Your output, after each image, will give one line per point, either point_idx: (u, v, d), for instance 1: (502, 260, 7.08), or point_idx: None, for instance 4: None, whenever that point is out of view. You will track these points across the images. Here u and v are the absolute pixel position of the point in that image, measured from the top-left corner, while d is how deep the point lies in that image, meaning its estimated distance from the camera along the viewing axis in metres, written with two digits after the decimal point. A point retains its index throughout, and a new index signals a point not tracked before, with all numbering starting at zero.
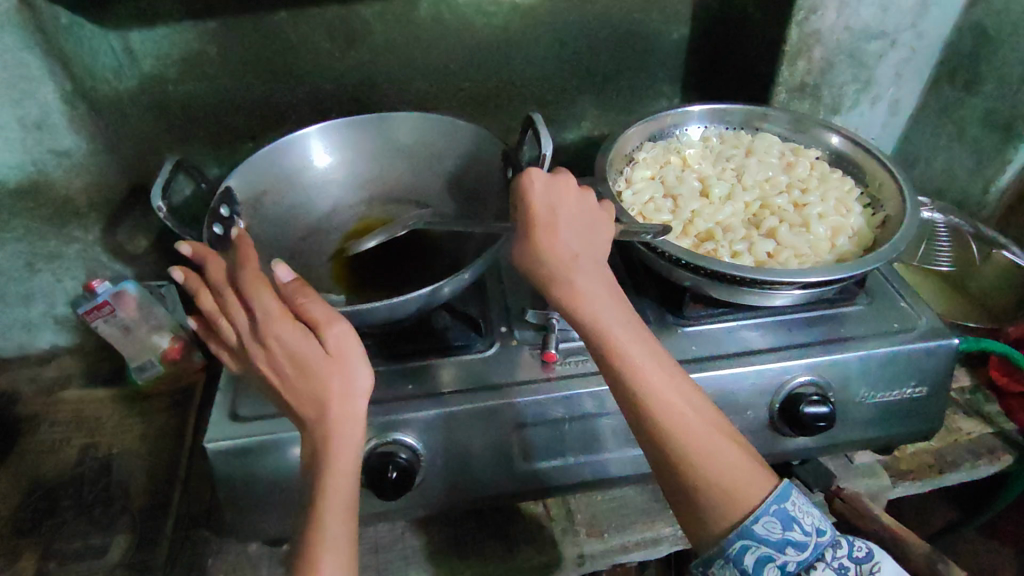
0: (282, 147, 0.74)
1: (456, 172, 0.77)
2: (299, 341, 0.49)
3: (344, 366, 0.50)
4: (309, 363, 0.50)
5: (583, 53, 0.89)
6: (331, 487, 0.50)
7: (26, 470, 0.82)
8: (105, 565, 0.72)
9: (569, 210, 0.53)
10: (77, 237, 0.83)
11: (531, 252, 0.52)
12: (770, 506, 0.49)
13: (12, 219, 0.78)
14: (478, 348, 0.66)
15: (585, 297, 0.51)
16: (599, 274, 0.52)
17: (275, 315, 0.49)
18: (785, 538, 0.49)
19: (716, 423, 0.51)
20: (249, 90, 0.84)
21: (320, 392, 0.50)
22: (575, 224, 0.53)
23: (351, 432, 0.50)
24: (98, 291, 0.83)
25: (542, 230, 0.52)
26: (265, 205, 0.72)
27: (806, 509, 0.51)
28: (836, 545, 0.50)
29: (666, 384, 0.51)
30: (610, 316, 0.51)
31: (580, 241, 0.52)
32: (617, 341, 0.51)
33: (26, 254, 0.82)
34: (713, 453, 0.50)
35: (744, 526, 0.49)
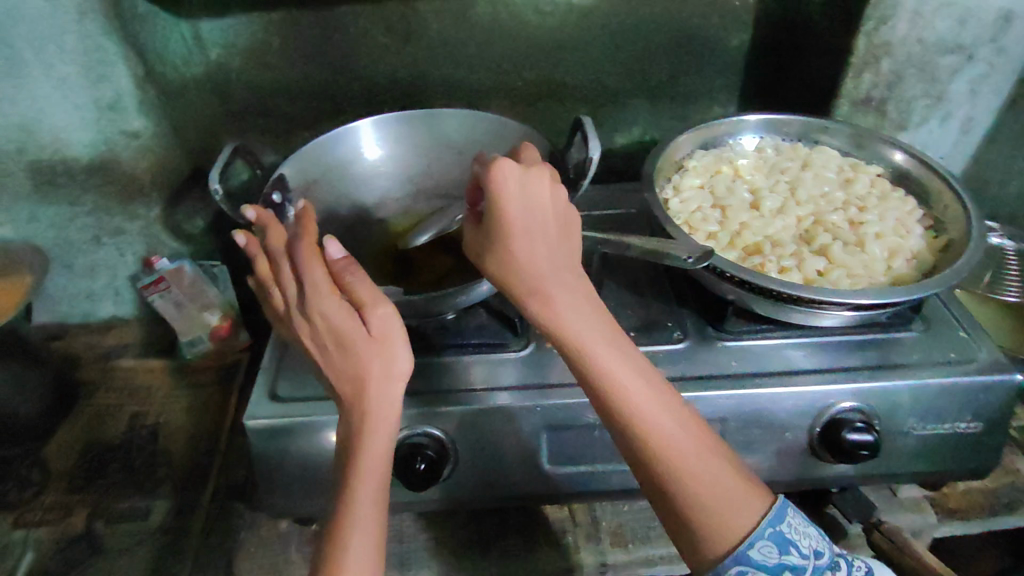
0: (336, 138, 0.76)
1: None
2: (345, 320, 0.50)
3: (387, 348, 0.51)
4: (355, 343, 0.50)
5: (638, 57, 0.87)
6: (361, 473, 0.50)
7: (84, 431, 0.87)
8: (147, 528, 0.76)
9: (544, 213, 0.49)
10: (141, 214, 0.87)
11: (504, 263, 0.49)
12: (764, 531, 0.48)
13: (84, 194, 0.83)
14: (513, 347, 0.66)
15: (562, 313, 0.49)
16: (578, 284, 0.50)
17: (325, 291, 0.50)
18: (781, 563, 0.48)
19: (709, 443, 0.49)
20: (307, 81, 0.87)
21: (360, 371, 0.50)
22: (550, 229, 0.49)
23: (385, 417, 0.51)
24: (158, 267, 0.89)
25: (516, 237, 0.48)
26: (315, 194, 0.74)
27: (802, 530, 0.49)
28: (835, 567, 0.49)
29: (654, 403, 0.49)
30: (591, 331, 0.49)
31: (555, 251, 0.49)
32: (597, 358, 0.49)
33: (94, 227, 0.87)
34: (705, 475, 0.48)
35: (739, 551, 0.47)
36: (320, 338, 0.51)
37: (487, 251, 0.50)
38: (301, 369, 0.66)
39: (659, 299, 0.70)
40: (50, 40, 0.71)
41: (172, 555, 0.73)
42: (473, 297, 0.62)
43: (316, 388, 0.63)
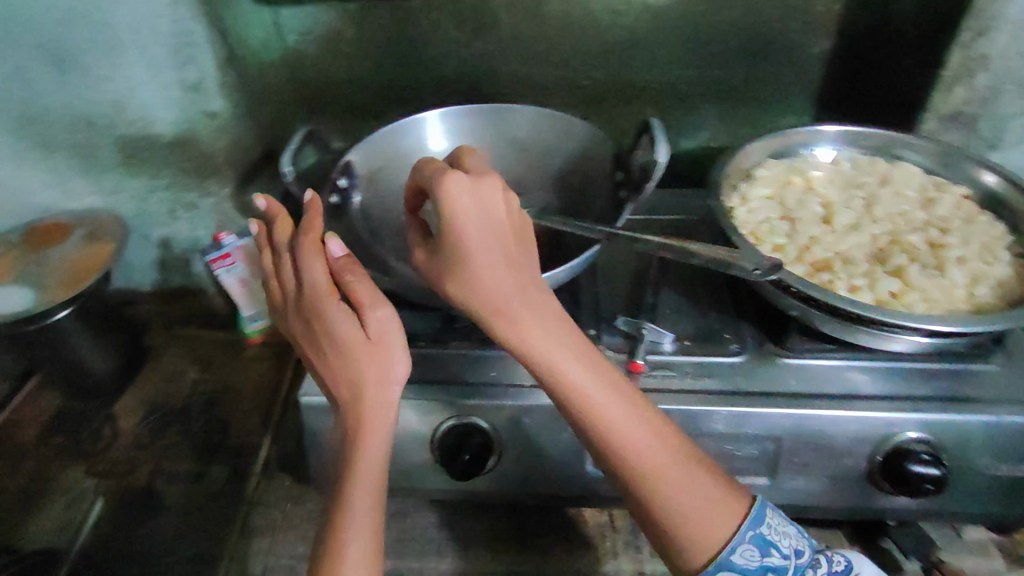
0: (404, 129, 0.78)
1: (564, 170, 0.77)
2: (341, 320, 0.53)
3: (382, 348, 0.53)
4: (353, 344, 0.53)
5: (711, 60, 0.85)
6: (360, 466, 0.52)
7: (149, 394, 0.92)
8: (202, 490, 0.79)
9: (497, 224, 0.49)
10: (214, 191, 0.91)
11: (467, 279, 0.49)
12: (746, 534, 0.47)
13: (164, 168, 0.88)
14: None
15: (529, 330, 0.48)
16: (544, 300, 0.50)
17: (324, 291, 0.55)
18: (762, 565, 0.47)
19: (688, 455, 0.49)
20: (379, 71, 0.88)
21: (355, 374, 0.53)
22: (510, 245, 0.50)
23: (380, 419, 0.52)
24: (225, 242, 0.91)
25: (474, 252, 0.48)
26: (379, 181, 0.76)
27: (781, 530, 0.49)
28: (816, 564, 0.50)
29: (631, 416, 0.48)
30: (561, 348, 0.48)
31: (512, 263, 0.50)
32: (567, 377, 0.48)
33: (170, 201, 0.91)
34: (685, 489, 0.48)
35: (722, 557, 0.47)
36: (318, 338, 0.55)
37: (444, 269, 0.50)
38: None
39: (717, 310, 0.69)
40: (144, 21, 0.75)
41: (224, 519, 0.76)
42: None
43: None
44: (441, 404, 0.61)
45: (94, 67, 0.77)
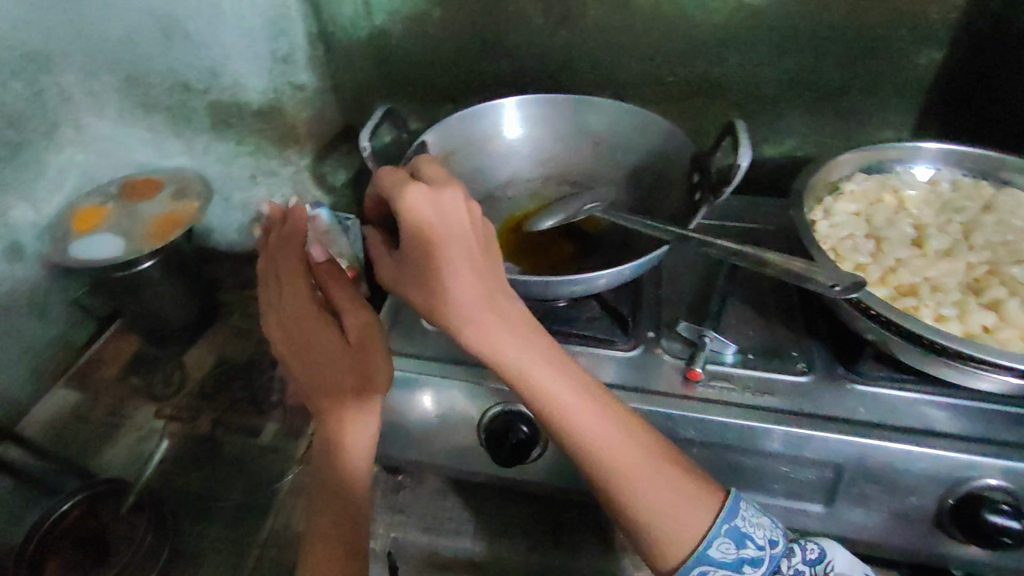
0: (481, 113, 0.78)
1: (638, 167, 0.75)
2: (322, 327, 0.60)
3: (363, 349, 0.58)
4: (336, 345, 0.59)
5: (806, 65, 0.81)
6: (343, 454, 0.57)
7: (220, 349, 0.99)
8: (257, 442, 0.87)
9: (461, 235, 0.50)
10: (293, 160, 0.94)
11: (438, 291, 0.51)
12: (721, 527, 0.48)
13: (249, 135, 0.92)
14: (620, 345, 0.65)
15: (496, 338, 0.51)
16: (509, 305, 0.52)
17: (302, 301, 0.62)
18: (739, 558, 0.48)
19: (658, 459, 0.50)
20: (460, 55, 0.89)
21: (338, 375, 0.58)
22: (475, 254, 0.51)
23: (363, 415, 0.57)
24: None
25: (442, 264, 0.50)
26: (452, 163, 0.76)
27: (757, 521, 0.50)
28: (791, 553, 0.50)
29: (594, 418, 0.50)
30: (527, 353, 0.51)
31: (478, 272, 0.51)
32: (535, 380, 0.51)
33: (252, 167, 0.96)
34: (657, 495, 0.49)
35: (700, 552, 0.48)
36: (297, 344, 0.60)
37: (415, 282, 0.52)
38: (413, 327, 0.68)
39: (786, 325, 0.66)
40: None
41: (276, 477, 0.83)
42: (590, 289, 0.61)
43: (425, 347, 0.66)
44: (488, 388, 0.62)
45: (195, 34, 0.82)
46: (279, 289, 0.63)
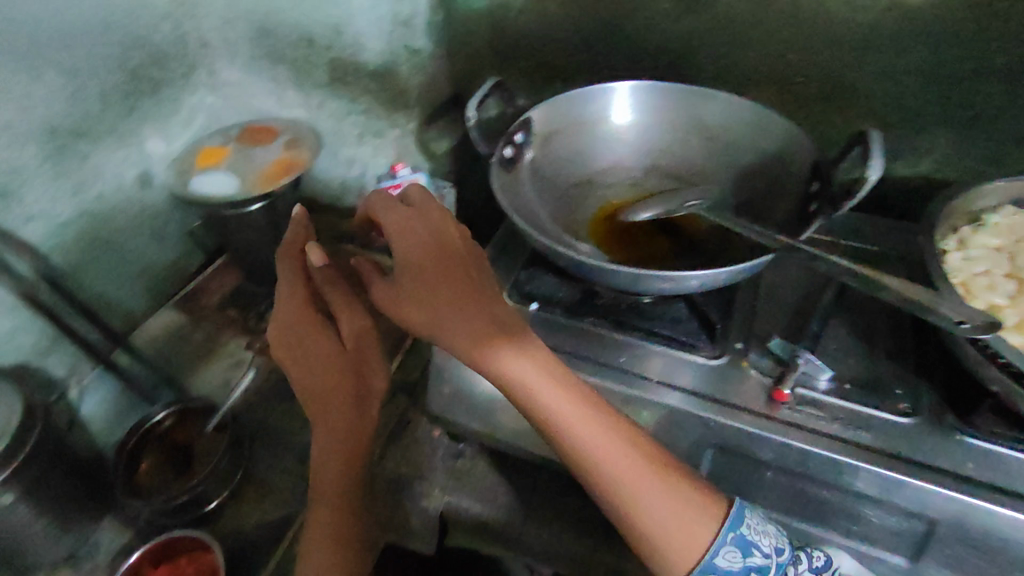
0: (591, 95, 0.76)
1: (750, 169, 0.71)
2: (316, 339, 0.61)
3: (361, 361, 0.61)
4: (331, 358, 0.60)
5: (961, 78, 0.73)
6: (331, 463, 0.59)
7: None
8: None
9: (442, 252, 0.53)
10: (400, 124, 0.96)
11: (426, 305, 0.52)
12: (728, 536, 0.49)
13: (363, 95, 0.95)
14: (701, 352, 0.62)
15: (491, 355, 0.52)
16: (500, 317, 0.53)
17: (301, 312, 0.62)
18: (745, 566, 0.50)
19: (654, 473, 0.50)
20: (578, 34, 0.86)
21: (336, 386, 0.60)
22: (455, 269, 0.53)
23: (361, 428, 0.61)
24: (399, 173, 0.97)
25: (427, 277, 0.52)
26: (554, 143, 0.76)
27: (762, 529, 0.51)
28: (797, 560, 0.52)
29: (593, 431, 0.50)
30: (525, 366, 0.52)
31: (461, 286, 0.52)
32: (537, 396, 0.51)
33: (361, 126, 0.98)
34: (654, 513, 0.49)
35: (705, 561, 0.49)
36: (296, 357, 0.61)
37: (411, 289, 0.52)
38: None
39: (894, 360, 0.60)
40: None
41: None
42: (679, 288, 0.59)
43: None
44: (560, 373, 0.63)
45: None
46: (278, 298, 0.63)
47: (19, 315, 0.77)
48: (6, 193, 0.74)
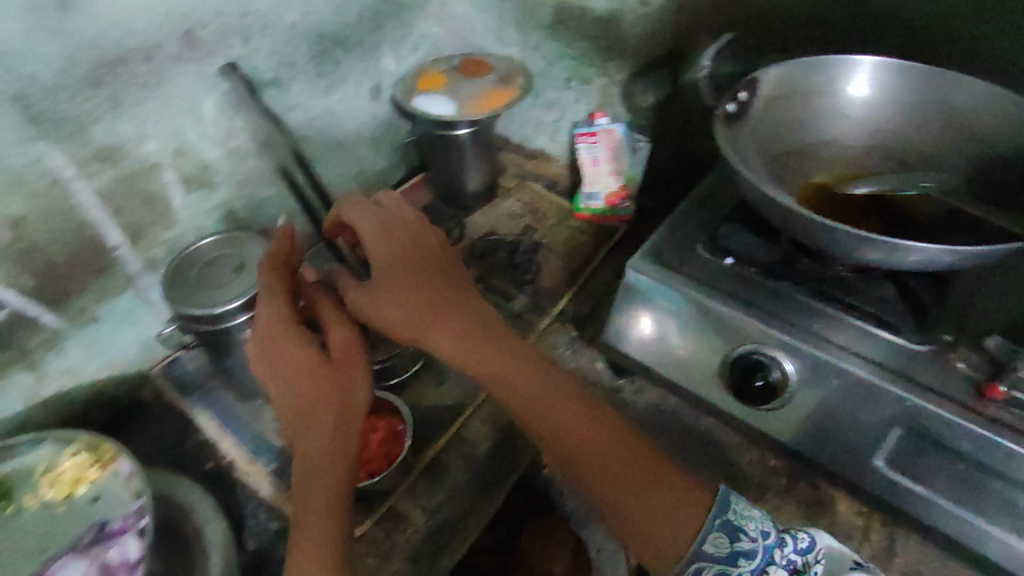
0: (825, 64, 0.74)
1: (990, 165, 0.69)
2: (298, 345, 0.64)
3: (348, 361, 0.64)
4: (313, 361, 0.63)
5: None
6: (321, 451, 0.60)
7: (492, 220, 1.08)
8: (509, 306, 0.93)
9: (418, 248, 0.68)
10: (609, 73, 0.99)
11: (413, 290, 0.65)
12: (716, 521, 0.52)
13: (580, 40, 0.98)
14: (905, 336, 0.62)
15: (459, 333, 0.64)
16: (463, 301, 0.66)
17: (286, 326, 0.66)
18: (734, 551, 0.50)
19: (639, 459, 0.57)
20: (815, 6, 0.84)
21: (319, 387, 0.62)
22: (427, 262, 0.68)
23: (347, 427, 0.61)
24: (597, 123, 1.02)
25: (409, 267, 0.66)
26: (776, 107, 0.74)
27: (747, 516, 0.52)
28: (783, 543, 0.51)
29: (568, 413, 0.60)
30: (495, 349, 0.63)
31: (433, 274, 0.67)
32: (512, 379, 0.62)
33: (570, 71, 1.02)
34: (649, 498, 0.55)
35: (695, 548, 0.51)
36: (280, 365, 0.64)
37: (390, 286, 0.66)
38: (687, 250, 0.73)
39: None
40: None
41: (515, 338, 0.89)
42: (893, 261, 0.58)
43: (695, 270, 0.71)
44: (733, 330, 0.67)
45: None
46: (262, 315, 0.67)
47: (269, 190, 0.90)
48: (280, 84, 0.86)
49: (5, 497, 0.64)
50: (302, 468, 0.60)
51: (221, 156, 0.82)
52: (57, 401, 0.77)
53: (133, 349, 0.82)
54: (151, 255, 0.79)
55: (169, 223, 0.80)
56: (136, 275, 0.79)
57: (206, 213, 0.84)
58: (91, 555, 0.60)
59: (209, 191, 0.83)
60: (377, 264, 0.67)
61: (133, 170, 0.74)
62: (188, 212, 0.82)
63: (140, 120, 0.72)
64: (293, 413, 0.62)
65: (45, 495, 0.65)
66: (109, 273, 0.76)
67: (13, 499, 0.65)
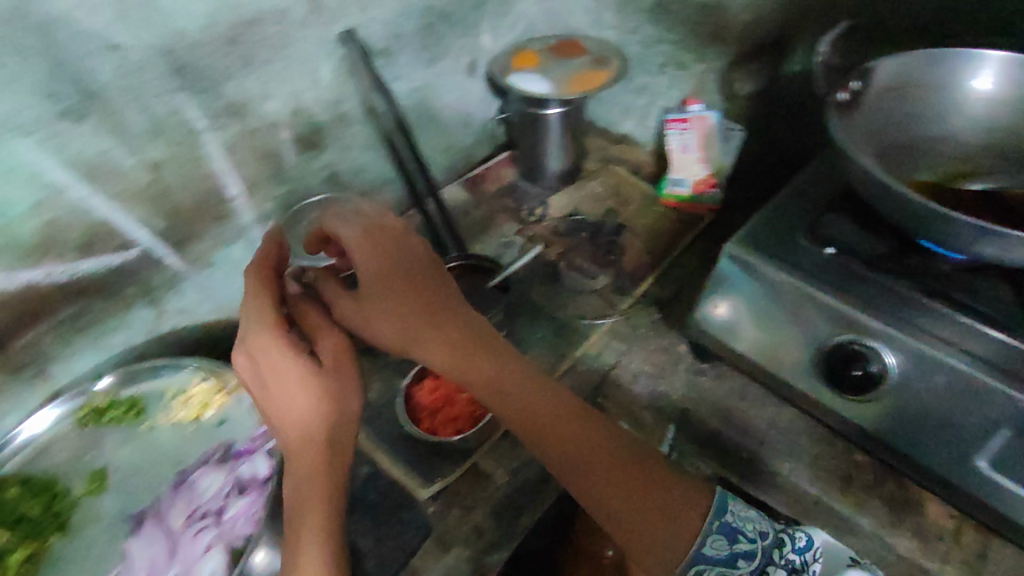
0: (945, 57, 0.72)
1: None
2: (284, 355, 0.59)
3: (340, 375, 0.61)
4: (305, 375, 0.59)
5: None
6: (319, 471, 0.58)
7: (575, 200, 1.09)
8: (592, 283, 0.94)
9: (412, 263, 0.63)
10: (708, 59, 0.99)
11: (413, 310, 0.62)
12: (716, 526, 0.59)
13: (682, 24, 0.98)
14: (1018, 337, 0.60)
15: (463, 356, 0.62)
16: (464, 321, 0.64)
17: (268, 332, 0.60)
18: (733, 551, 0.59)
19: (641, 475, 0.60)
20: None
21: (308, 406, 0.59)
22: (425, 279, 0.63)
23: (341, 444, 0.60)
24: (691, 109, 1.02)
25: (406, 286, 0.62)
26: (891, 99, 0.72)
27: (746, 518, 0.61)
28: (781, 542, 0.61)
29: (571, 431, 0.61)
30: (498, 369, 0.63)
31: (433, 293, 0.63)
32: (515, 401, 0.62)
33: (667, 55, 1.02)
34: (651, 513, 0.59)
35: (694, 553, 0.58)
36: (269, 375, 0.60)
37: (388, 306, 0.62)
38: (784, 237, 0.73)
39: None
40: None
41: (597, 315, 0.90)
42: (1010, 259, 0.57)
43: (793, 257, 0.70)
44: (797, 313, 0.69)
45: None
46: (247, 317, 0.61)
47: (370, 155, 0.94)
48: (389, 54, 0.90)
49: (142, 414, 0.76)
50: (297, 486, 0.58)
51: (332, 119, 0.87)
52: (172, 337, 0.83)
53: (240, 295, 0.88)
54: (262, 208, 0.84)
55: (280, 179, 0.85)
56: (247, 225, 0.84)
57: (314, 172, 0.88)
58: (225, 471, 0.71)
59: (319, 151, 0.87)
60: (368, 279, 0.62)
61: (256, 125, 0.78)
62: (299, 170, 0.86)
63: (266, 79, 0.77)
64: (283, 428, 0.60)
65: (176, 414, 0.77)
66: (227, 221, 0.81)
67: (148, 416, 0.77)
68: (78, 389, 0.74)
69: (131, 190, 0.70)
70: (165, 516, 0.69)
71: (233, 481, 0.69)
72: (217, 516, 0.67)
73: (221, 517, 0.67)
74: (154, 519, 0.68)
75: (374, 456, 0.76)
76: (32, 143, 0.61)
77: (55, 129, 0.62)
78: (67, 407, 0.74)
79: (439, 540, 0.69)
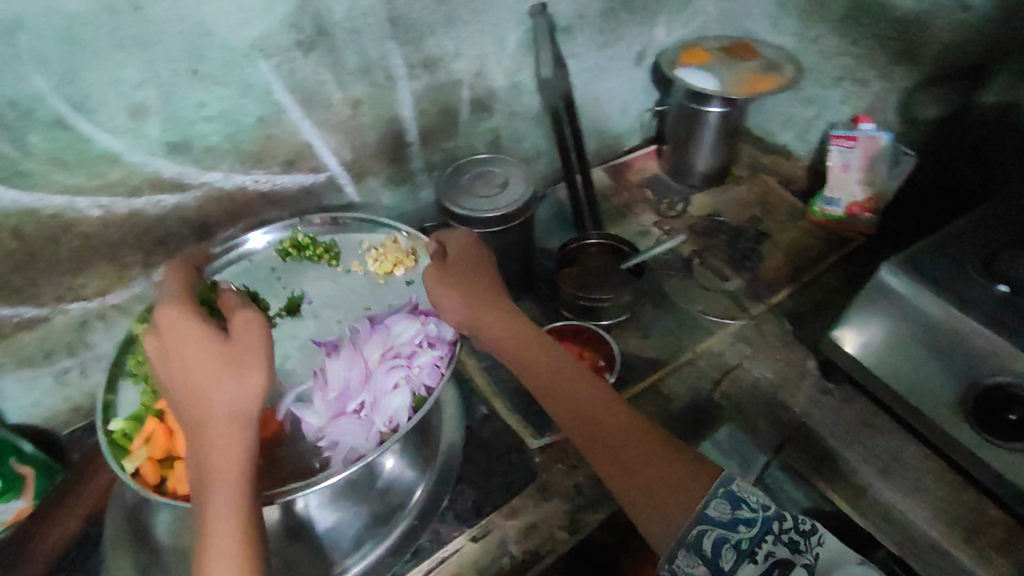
0: None
1: None
2: (184, 328, 0.54)
3: (245, 347, 0.52)
4: (209, 347, 0.52)
5: None
6: (219, 444, 0.49)
7: (716, 202, 1.09)
8: (725, 284, 0.95)
9: (474, 267, 0.69)
10: (892, 78, 0.95)
11: (479, 302, 0.66)
12: (718, 492, 0.52)
13: (870, 38, 0.95)
14: None
15: (519, 335, 0.64)
16: (513, 311, 0.66)
17: (175, 306, 0.56)
18: (734, 518, 0.50)
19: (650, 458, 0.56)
20: None
21: (201, 386, 0.51)
22: (487, 279, 0.69)
23: (233, 431, 0.50)
24: (861, 127, 0.97)
25: (472, 283, 0.67)
26: None
27: (752, 490, 0.52)
28: (784, 519, 0.50)
29: (600, 421, 0.59)
30: (540, 359, 0.63)
31: (489, 289, 0.67)
32: (557, 400, 0.61)
33: (845, 70, 1.00)
34: (658, 490, 0.54)
35: (699, 514, 0.51)
36: (163, 352, 0.54)
37: (462, 296, 0.66)
38: (954, 263, 0.67)
39: None
40: None
41: (726, 313, 0.91)
42: None
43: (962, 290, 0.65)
44: (966, 354, 0.64)
45: None
46: (161, 298, 0.58)
47: (532, 125, 1.01)
48: (570, 32, 0.95)
49: (335, 258, 0.77)
50: (199, 461, 0.50)
51: (507, 85, 0.93)
52: None
53: None
54: (431, 157, 0.92)
55: (452, 134, 0.92)
56: (415, 171, 0.92)
57: (480, 133, 0.95)
58: (420, 319, 0.68)
59: (488, 114, 0.94)
60: (444, 277, 0.67)
61: (443, 80, 0.86)
62: (468, 128, 0.93)
63: (462, 38, 0.84)
64: (180, 406, 0.52)
65: (367, 267, 0.77)
66: (399, 163, 0.89)
67: (341, 262, 0.78)
68: (290, 221, 0.78)
69: (333, 121, 0.79)
70: (362, 348, 0.66)
71: (425, 331, 0.67)
72: (409, 359, 0.65)
73: (413, 361, 0.64)
74: (346, 345, 0.67)
75: (491, 400, 0.81)
76: (270, 65, 0.71)
77: (290, 57, 0.72)
78: (276, 238, 0.79)
79: (541, 488, 0.72)
